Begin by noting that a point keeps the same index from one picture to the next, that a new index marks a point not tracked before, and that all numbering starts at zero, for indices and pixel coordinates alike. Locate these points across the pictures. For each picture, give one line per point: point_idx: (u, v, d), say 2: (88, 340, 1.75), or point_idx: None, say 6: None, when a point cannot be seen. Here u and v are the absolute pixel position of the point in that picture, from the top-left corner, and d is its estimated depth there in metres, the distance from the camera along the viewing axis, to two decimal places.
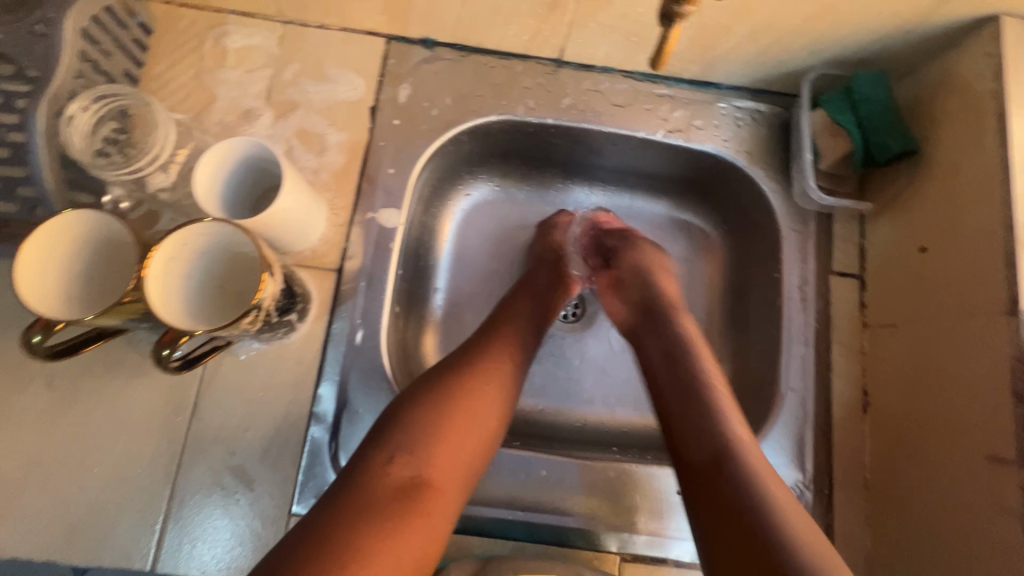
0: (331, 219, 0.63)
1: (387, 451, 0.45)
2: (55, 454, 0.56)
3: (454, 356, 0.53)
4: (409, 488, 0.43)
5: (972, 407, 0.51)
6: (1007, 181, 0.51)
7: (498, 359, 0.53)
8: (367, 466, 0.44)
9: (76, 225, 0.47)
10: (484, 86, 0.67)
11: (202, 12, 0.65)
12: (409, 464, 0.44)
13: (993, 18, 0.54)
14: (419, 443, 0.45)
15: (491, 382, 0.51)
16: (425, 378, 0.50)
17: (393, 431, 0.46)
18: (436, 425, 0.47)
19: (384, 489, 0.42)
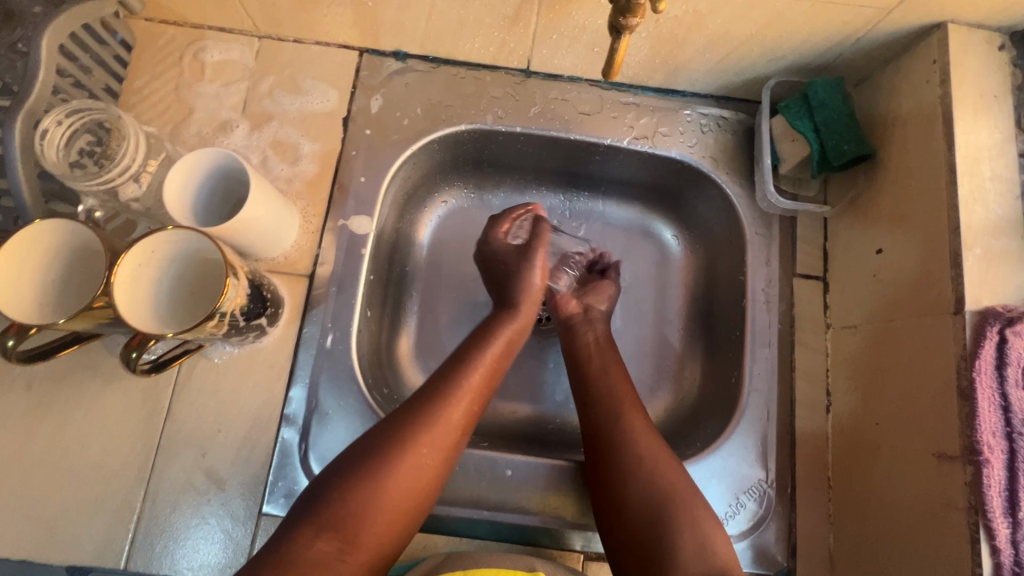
0: (303, 226, 0.65)
1: (314, 526, 0.46)
2: (33, 457, 0.58)
3: (393, 419, 0.52)
4: (333, 564, 0.45)
5: (925, 421, 0.51)
6: (953, 184, 0.52)
7: (438, 426, 0.52)
8: (293, 537, 0.45)
9: (33, 233, 0.48)
10: (454, 97, 0.69)
11: (180, 28, 0.67)
12: (334, 540, 0.46)
13: (940, 25, 0.56)
14: (345, 519, 0.46)
15: (425, 451, 0.50)
16: (366, 444, 0.50)
17: (321, 502, 0.47)
18: (363, 501, 0.47)
19: (307, 560, 0.44)
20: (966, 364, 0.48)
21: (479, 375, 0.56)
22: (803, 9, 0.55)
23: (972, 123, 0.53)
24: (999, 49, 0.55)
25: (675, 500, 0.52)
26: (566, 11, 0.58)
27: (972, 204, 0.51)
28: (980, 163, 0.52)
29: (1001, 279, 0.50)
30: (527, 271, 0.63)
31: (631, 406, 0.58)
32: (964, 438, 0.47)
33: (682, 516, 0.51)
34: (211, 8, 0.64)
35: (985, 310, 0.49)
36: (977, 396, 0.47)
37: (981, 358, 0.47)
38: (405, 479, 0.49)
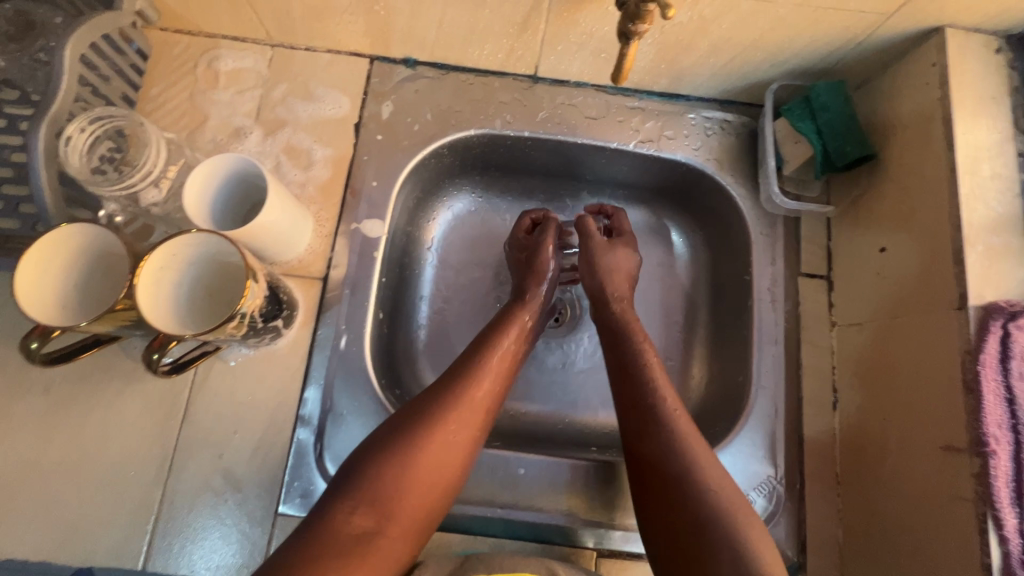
0: (316, 230, 0.66)
1: (350, 502, 0.46)
2: (51, 459, 0.59)
3: (423, 399, 0.53)
4: (369, 539, 0.46)
5: (935, 407, 0.52)
6: (954, 183, 0.53)
7: (465, 406, 0.53)
8: (329, 515, 0.46)
9: (54, 237, 0.48)
10: (464, 102, 0.71)
11: (195, 37, 0.69)
12: (371, 515, 0.46)
13: (938, 30, 0.57)
14: (380, 496, 0.47)
15: (455, 430, 0.52)
16: (396, 422, 0.51)
17: (356, 479, 0.48)
18: (398, 476, 0.48)
19: (343, 536, 0.45)
20: (971, 358, 0.49)
21: (501, 358, 0.58)
22: (805, 15, 0.56)
23: (970, 125, 0.55)
24: (997, 52, 0.57)
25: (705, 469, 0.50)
26: (574, 18, 0.60)
27: (973, 202, 0.53)
28: (979, 162, 0.54)
29: (1004, 274, 0.51)
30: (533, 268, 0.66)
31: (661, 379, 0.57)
32: (970, 430, 0.48)
33: (712, 482, 0.49)
34: (226, 17, 0.65)
35: (988, 306, 0.50)
36: (982, 388, 0.48)
37: (985, 352, 0.48)
38: (436, 458, 0.50)
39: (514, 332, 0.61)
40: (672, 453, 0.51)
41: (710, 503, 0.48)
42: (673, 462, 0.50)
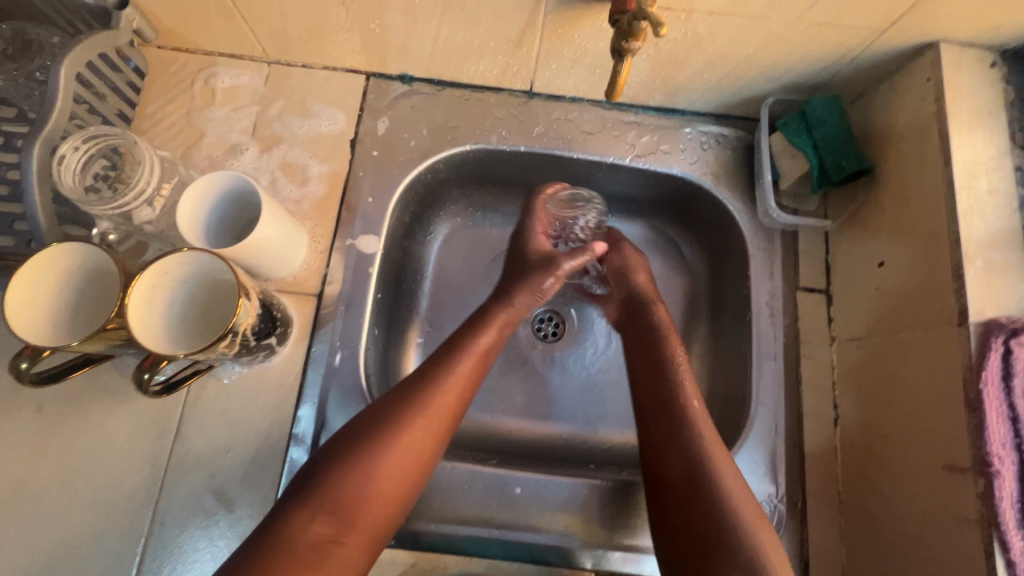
0: (311, 246, 0.66)
1: (311, 508, 0.46)
2: (41, 480, 0.58)
3: (393, 399, 0.52)
4: (329, 547, 0.45)
5: (936, 423, 0.51)
6: (951, 198, 0.53)
7: (432, 411, 0.52)
8: (288, 523, 0.45)
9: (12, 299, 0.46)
10: (460, 118, 0.71)
11: (193, 55, 0.69)
12: (331, 522, 0.46)
13: (932, 45, 0.57)
14: (341, 503, 0.46)
15: (422, 432, 0.51)
16: (360, 424, 0.50)
17: (317, 483, 0.47)
18: (359, 484, 0.47)
19: (300, 544, 0.44)
20: (973, 376, 0.48)
21: (473, 361, 0.56)
22: (798, 30, 0.57)
23: (967, 140, 0.54)
24: (991, 67, 0.57)
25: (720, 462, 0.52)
26: (568, 34, 0.60)
27: (971, 217, 0.52)
28: (977, 177, 0.54)
29: (1005, 289, 0.50)
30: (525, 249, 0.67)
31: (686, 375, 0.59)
32: (975, 450, 0.47)
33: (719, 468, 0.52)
34: (223, 35, 0.66)
35: (988, 322, 0.49)
36: (985, 407, 0.47)
37: (987, 369, 0.48)
38: (399, 464, 0.49)
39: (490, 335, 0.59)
40: (684, 449, 0.53)
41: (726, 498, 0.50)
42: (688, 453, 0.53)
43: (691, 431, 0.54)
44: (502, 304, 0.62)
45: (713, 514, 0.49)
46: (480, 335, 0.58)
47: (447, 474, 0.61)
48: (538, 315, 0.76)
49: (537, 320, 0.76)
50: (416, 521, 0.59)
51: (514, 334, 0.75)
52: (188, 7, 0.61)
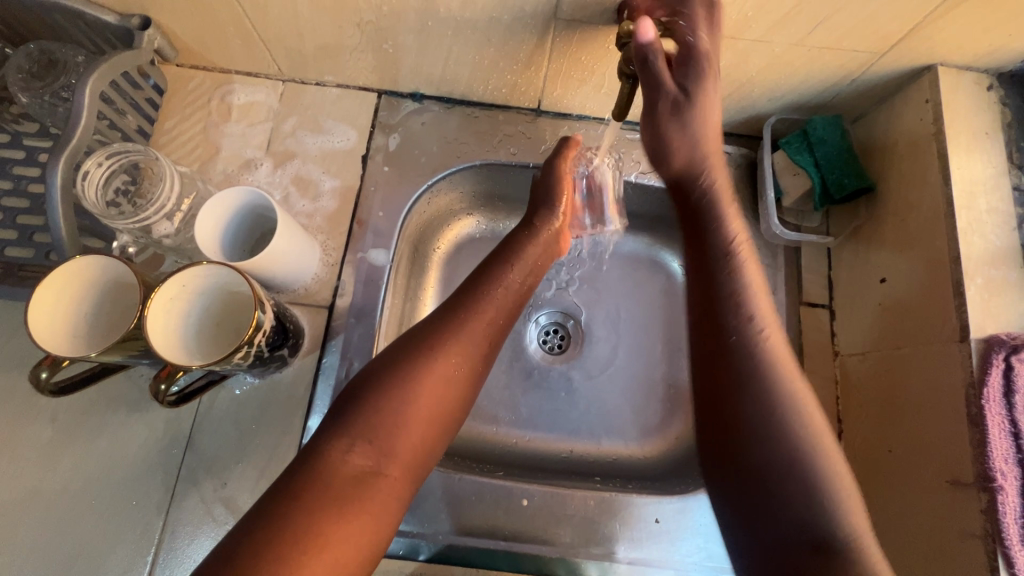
0: (323, 260, 0.67)
1: (347, 440, 0.45)
2: (55, 488, 0.58)
3: (424, 328, 0.52)
4: (370, 480, 0.44)
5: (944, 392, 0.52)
6: (951, 216, 0.55)
7: (466, 338, 0.52)
8: (324, 454, 0.44)
9: (38, 308, 0.48)
10: (469, 135, 0.72)
11: (209, 72, 0.71)
12: (369, 453, 0.45)
13: (930, 68, 0.59)
14: (376, 433, 0.46)
15: (455, 357, 0.51)
16: (391, 356, 0.50)
17: (352, 417, 0.46)
18: (395, 413, 0.47)
19: (341, 476, 0.43)
20: (975, 392, 0.49)
21: (504, 291, 0.56)
22: (800, 54, 0.58)
23: (965, 160, 0.56)
24: (988, 90, 0.59)
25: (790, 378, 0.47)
26: (576, 55, 0.62)
27: (971, 235, 0.54)
28: (975, 197, 0.55)
29: (1005, 307, 0.51)
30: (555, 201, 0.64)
31: (751, 277, 0.52)
32: (976, 464, 0.48)
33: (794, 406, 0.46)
34: (239, 54, 0.68)
35: (989, 338, 0.50)
36: (987, 422, 0.48)
37: (988, 385, 0.49)
38: (433, 395, 0.49)
39: (520, 263, 0.59)
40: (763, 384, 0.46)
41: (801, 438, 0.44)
42: (747, 362, 0.48)
43: (747, 336, 0.49)
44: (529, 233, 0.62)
45: (782, 452, 0.44)
46: (510, 268, 0.58)
47: (455, 485, 0.61)
48: (544, 327, 0.77)
49: (542, 332, 0.77)
50: (423, 532, 0.59)
51: (520, 346, 0.76)
52: (208, 28, 0.63)
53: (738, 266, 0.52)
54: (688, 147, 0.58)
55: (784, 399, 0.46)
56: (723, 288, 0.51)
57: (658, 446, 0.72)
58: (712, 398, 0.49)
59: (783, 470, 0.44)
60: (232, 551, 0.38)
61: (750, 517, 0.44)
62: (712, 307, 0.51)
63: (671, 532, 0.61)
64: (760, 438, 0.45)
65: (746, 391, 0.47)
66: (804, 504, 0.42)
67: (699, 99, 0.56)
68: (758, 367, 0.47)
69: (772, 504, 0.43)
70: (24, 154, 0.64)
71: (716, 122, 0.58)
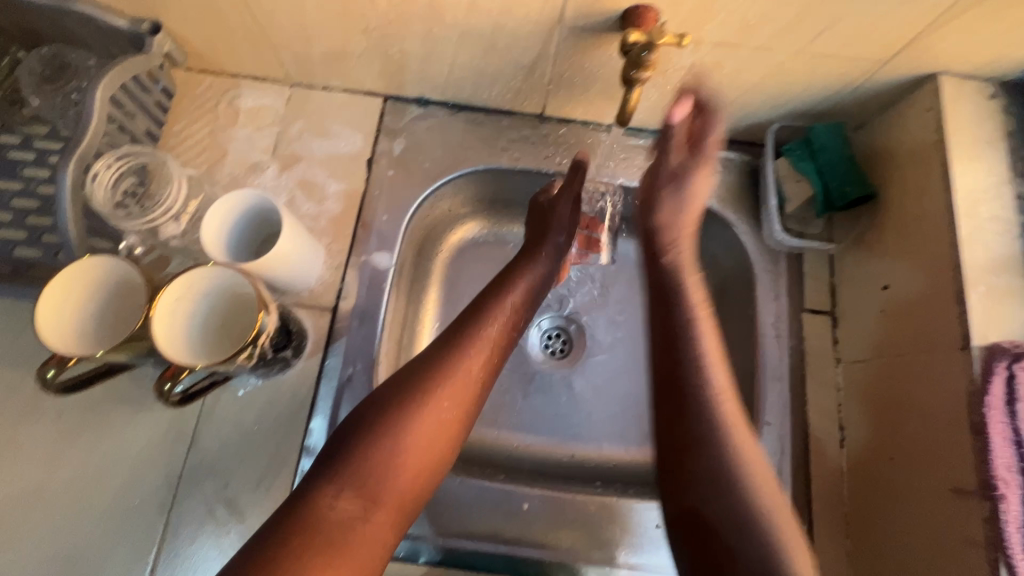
0: (327, 263, 0.68)
1: (336, 484, 0.45)
2: (59, 487, 0.59)
3: (416, 367, 0.52)
4: (355, 525, 0.44)
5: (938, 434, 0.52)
6: (953, 224, 0.55)
7: (458, 378, 0.52)
8: (313, 498, 0.44)
9: (51, 306, 0.49)
10: (473, 140, 0.73)
11: (218, 77, 0.72)
12: (356, 499, 0.45)
13: (933, 76, 0.59)
14: (364, 478, 0.46)
15: (444, 400, 0.51)
16: (383, 394, 0.50)
17: (343, 459, 0.46)
18: (386, 455, 0.47)
19: (328, 523, 0.43)
20: (977, 401, 0.49)
21: (499, 328, 0.57)
22: (803, 61, 0.59)
23: (967, 169, 0.56)
24: (991, 98, 0.59)
25: (738, 441, 0.50)
26: (580, 62, 0.62)
27: (973, 243, 0.54)
28: (978, 205, 0.55)
29: (1007, 316, 0.51)
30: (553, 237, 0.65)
31: (707, 331, 0.54)
32: (978, 473, 0.48)
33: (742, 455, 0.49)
34: (248, 58, 0.69)
35: (992, 347, 0.50)
36: (990, 430, 0.48)
37: (991, 394, 0.49)
38: (426, 437, 0.49)
39: (517, 296, 0.60)
40: (708, 434, 0.50)
41: (749, 495, 0.47)
42: (704, 427, 0.50)
43: (706, 400, 0.51)
44: (527, 267, 0.63)
45: (732, 507, 0.47)
46: (507, 302, 0.59)
47: (456, 489, 0.61)
48: (546, 332, 0.77)
49: (544, 337, 0.77)
50: (424, 534, 0.60)
51: (522, 351, 0.76)
52: (217, 33, 0.64)
53: (697, 333, 0.53)
54: (670, 215, 0.58)
55: (737, 469, 0.48)
56: (683, 336, 0.53)
57: None
58: (669, 455, 0.51)
59: (732, 525, 0.47)
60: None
61: (708, 573, 0.47)
62: (671, 364, 0.54)
63: None
64: (713, 499, 0.48)
65: (701, 450, 0.49)
66: (754, 566, 0.45)
67: (691, 171, 0.57)
68: (709, 426, 0.50)
69: (723, 562, 0.46)
70: (34, 156, 0.65)
71: (703, 191, 0.58)
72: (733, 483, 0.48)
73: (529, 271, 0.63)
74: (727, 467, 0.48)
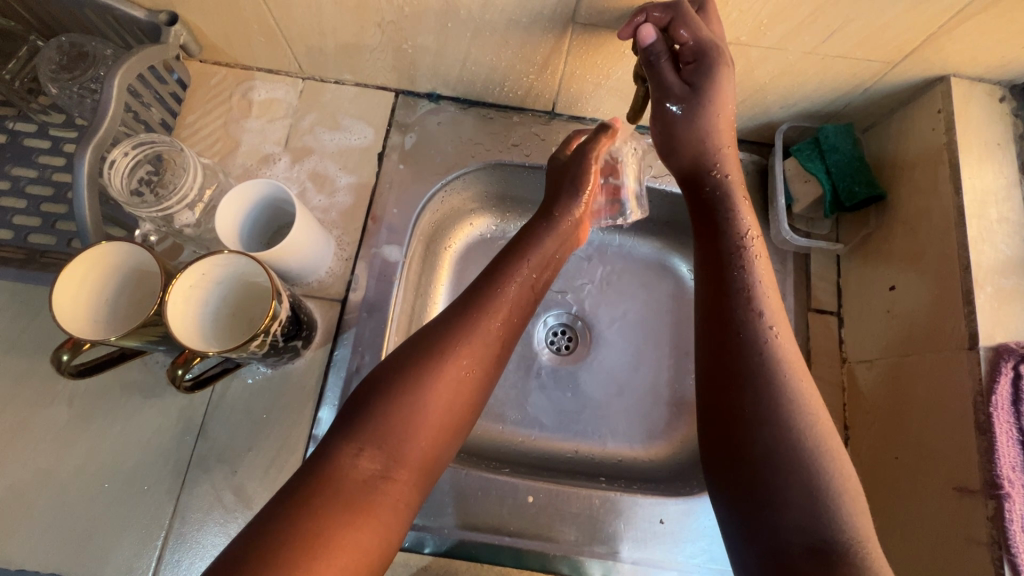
0: (337, 254, 0.68)
1: (356, 445, 0.45)
2: (69, 471, 0.60)
3: (437, 327, 0.52)
4: (375, 484, 0.44)
5: (952, 408, 0.52)
6: (961, 225, 0.55)
7: (479, 339, 0.52)
8: (335, 458, 0.44)
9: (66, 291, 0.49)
10: (483, 135, 0.74)
11: (232, 69, 0.73)
12: (378, 457, 0.45)
13: (943, 79, 0.60)
14: (385, 438, 0.46)
15: (467, 358, 0.50)
16: (403, 356, 0.50)
17: (364, 420, 0.46)
18: (408, 410, 0.47)
19: (349, 481, 0.43)
20: (983, 400, 0.50)
21: (520, 286, 0.56)
22: (814, 62, 0.59)
23: (976, 171, 0.56)
24: (1000, 101, 0.59)
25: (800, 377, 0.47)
26: (591, 59, 0.63)
27: (981, 244, 0.54)
28: (986, 207, 0.55)
29: (1013, 317, 0.52)
30: (572, 200, 0.63)
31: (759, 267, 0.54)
32: (983, 472, 0.48)
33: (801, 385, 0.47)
34: (262, 51, 0.69)
35: (998, 347, 0.50)
36: (995, 430, 0.49)
37: (997, 394, 0.49)
38: (446, 395, 0.49)
39: (534, 259, 0.59)
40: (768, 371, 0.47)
41: (809, 433, 0.45)
42: (754, 358, 0.48)
43: (758, 332, 0.49)
44: (549, 230, 0.61)
45: (787, 446, 0.44)
46: (525, 264, 0.58)
47: (462, 481, 0.62)
48: (551, 328, 0.78)
49: (551, 333, 0.78)
50: (429, 525, 0.60)
51: (528, 346, 0.76)
52: (233, 25, 0.65)
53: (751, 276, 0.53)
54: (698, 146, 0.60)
55: (792, 400, 0.46)
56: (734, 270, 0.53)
57: (663, 449, 0.72)
58: (716, 391, 0.49)
59: (783, 468, 0.44)
60: (238, 561, 0.38)
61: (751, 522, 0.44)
62: (723, 299, 0.52)
63: (674, 533, 0.61)
64: (762, 427, 0.45)
65: (750, 380, 0.47)
66: (805, 512, 0.42)
67: (712, 92, 0.57)
68: (763, 359, 0.48)
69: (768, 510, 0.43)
70: (50, 144, 0.66)
71: (730, 99, 0.58)
72: (794, 418, 0.45)
73: (546, 235, 0.61)
74: (774, 390, 0.46)
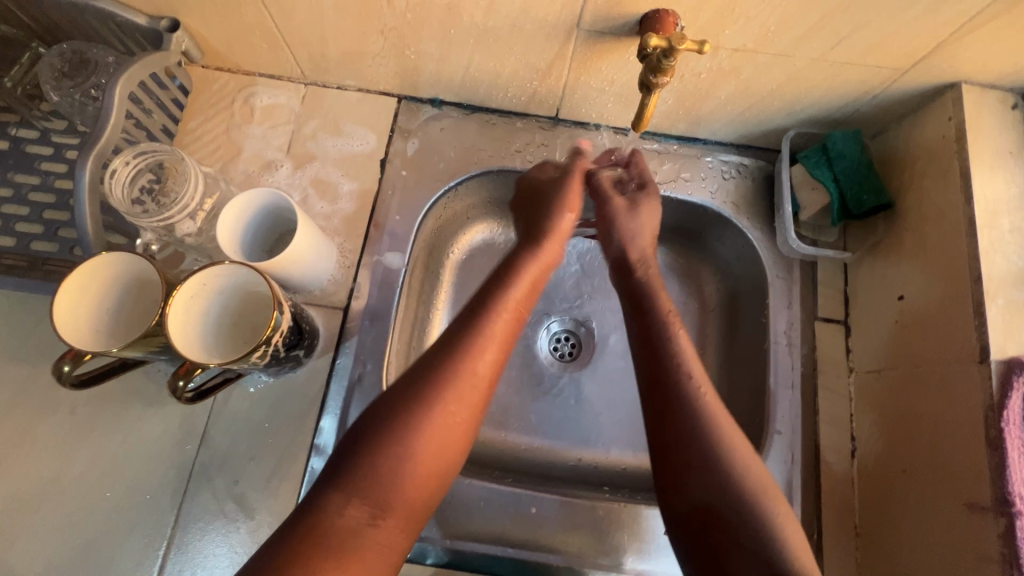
0: (339, 261, 0.68)
1: (342, 496, 0.44)
2: (71, 480, 0.59)
3: (421, 367, 0.50)
4: (362, 532, 0.43)
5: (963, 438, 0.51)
6: (972, 235, 0.54)
7: (465, 380, 0.50)
8: (322, 505, 0.44)
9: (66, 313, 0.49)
10: (486, 141, 0.73)
11: (234, 75, 0.73)
12: (364, 506, 0.44)
13: (954, 85, 0.59)
14: (372, 485, 0.45)
15: (452, 402, 0.48)
16: (389, 400, 0.48)
17: (351, 465, 0.45)
18: (393, 458, 0.46)
19: (336, 532, 0.43)
20: (994, 414, 0.49)
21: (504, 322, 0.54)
22: (821, 68, 0.58)
23: (987, 179, 0.56)
24: (1012, 108, 0.58)
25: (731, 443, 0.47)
26: (596, 65, 0.62)
27: (993, 255, 0.53)
28: (998, 217, 0.55)
29: None
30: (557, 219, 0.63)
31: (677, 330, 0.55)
32: (995, 488, 0.48)
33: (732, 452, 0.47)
34: (264, 57, 0.69)
35: (1010, 360, 0.49)
36: (1007, 446, 0.48)
37: (1009, 409, 0.48)
38: (434, 441, 0.47)
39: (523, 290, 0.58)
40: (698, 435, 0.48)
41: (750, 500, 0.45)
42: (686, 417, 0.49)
43: (686, 388, 0.50)
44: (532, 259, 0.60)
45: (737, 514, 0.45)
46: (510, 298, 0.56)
47: (464, 491, 0.61)
48: (555, 334, 0.77)
49: (553, 340, 0.77)
50: (431, 536, 0.60)
51: (532, 352, 0.76)
52: (235, 31, 0.65)
53: (673, 331, 0.55)
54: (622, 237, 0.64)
55: (723, 458, 0.47)
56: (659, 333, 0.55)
57: None
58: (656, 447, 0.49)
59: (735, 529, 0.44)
60: None
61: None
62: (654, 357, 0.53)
63: None
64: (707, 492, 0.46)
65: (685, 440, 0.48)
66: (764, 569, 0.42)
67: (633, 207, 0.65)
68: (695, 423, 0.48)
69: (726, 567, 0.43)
70: (53, 151, 0.66)
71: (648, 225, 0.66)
72: (729, 484, 0.46)
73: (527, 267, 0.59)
74: (710, 454, 0.47)
